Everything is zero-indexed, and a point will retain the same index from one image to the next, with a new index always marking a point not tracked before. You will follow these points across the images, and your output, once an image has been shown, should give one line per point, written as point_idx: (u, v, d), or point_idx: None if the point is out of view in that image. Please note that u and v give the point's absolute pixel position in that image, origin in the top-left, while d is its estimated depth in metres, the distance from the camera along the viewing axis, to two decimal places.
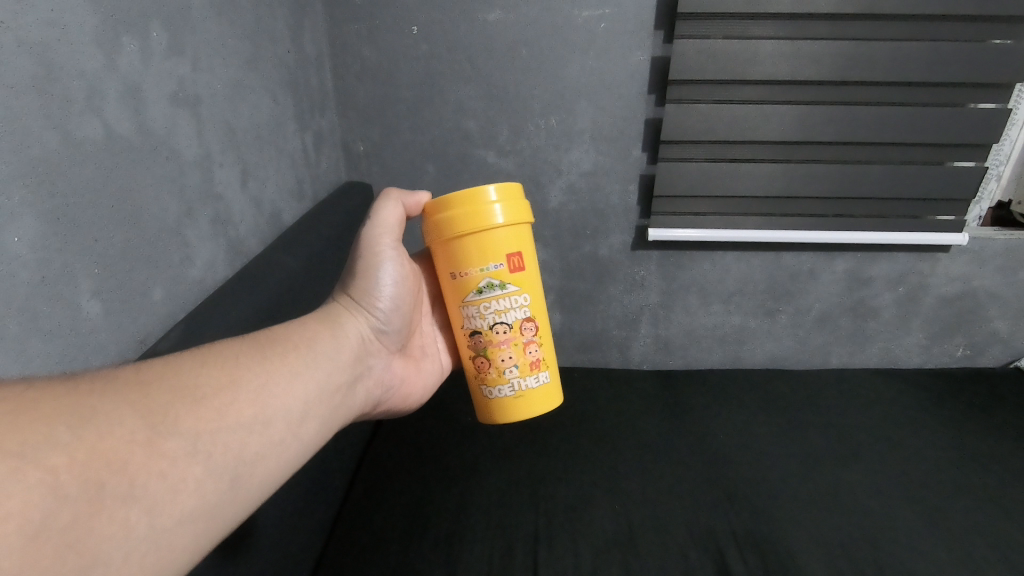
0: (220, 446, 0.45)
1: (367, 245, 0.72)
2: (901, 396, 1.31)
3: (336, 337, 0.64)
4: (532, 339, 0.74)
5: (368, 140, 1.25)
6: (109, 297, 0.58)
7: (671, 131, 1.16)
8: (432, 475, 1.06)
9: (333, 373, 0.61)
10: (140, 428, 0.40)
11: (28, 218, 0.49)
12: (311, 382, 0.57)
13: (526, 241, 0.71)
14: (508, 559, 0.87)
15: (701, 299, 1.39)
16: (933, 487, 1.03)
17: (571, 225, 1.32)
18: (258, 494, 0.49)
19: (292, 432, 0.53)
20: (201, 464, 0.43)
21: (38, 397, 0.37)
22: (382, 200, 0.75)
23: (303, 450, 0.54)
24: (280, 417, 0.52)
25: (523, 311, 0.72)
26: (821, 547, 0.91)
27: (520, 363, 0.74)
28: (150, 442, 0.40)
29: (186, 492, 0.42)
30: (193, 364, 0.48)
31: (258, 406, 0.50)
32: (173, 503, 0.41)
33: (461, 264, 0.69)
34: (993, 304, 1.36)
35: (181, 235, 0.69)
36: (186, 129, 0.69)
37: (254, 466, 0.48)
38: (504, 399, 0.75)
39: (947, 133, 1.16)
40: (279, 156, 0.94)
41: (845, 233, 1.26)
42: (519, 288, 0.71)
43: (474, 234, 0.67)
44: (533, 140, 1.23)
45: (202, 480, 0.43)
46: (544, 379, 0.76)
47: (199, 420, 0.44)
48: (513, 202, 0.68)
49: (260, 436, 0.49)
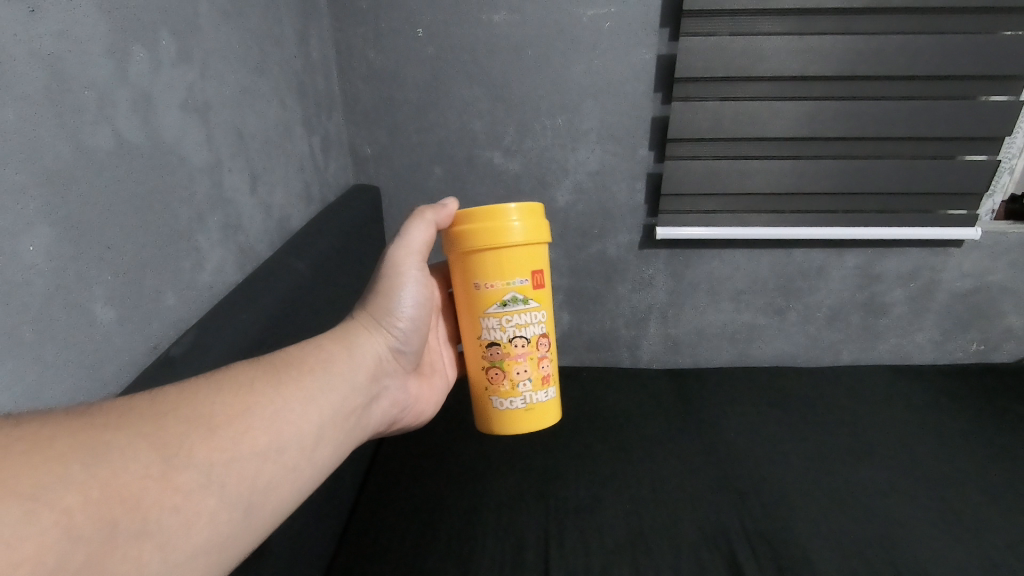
0: (234, 477, 0.46)
1: (393, 263, 0.73)
2: (913, 393, 1.30)
3: (353, 360, 0.64)
4: (545, 354, 0.75)
5: (375, 143, 1.25)
6: (122, 303, 0.58)
7: (679, 129, 1.16)
8: (443, 477, 1.06)
9: (348, 396, 0.61)
10: (154, 461, 0.41)
11: (42, 227, 0.49)
12: (325, 407, 0.57)
13: (545, 259, 0.72)
14: (521, 561, 0.87)
15: (710, 297, 1.38)
16: (949, 484, 1.02)
17: (578, 225, 1.32)
18: (270, 522, 0.49)
19: (306, 457, 0.53)
20: (214, 495, 0.44)
21: (53, 434, 0.38)
22: (414, 219, 0.74)
23: (315, 477, 0.55)
24: (294, 443, 0.52)
25: (540, 326, 0.73)
26: (835, 546, 0.90)
27: (533, 377, 0.75)
28: (163, 476, 0.41)
29: (199, 525, 0.42)
30: (209, 391, 0.48)
31: (272, 433, 0.50)
32: (185, 537, 0.41)
33: (486, 278, 0.69)
34: (1007, 298, 1.35)
35: (192, 241, 0.69)
36: (196, 136, 0.70)
37: (268, 494, 0.49)
38: (515, 411, 0.75)
39: (958, 127, 1.15)
40: (287, 160, 0.95)
41: (857, 229, 1.25)
42: (538, 303, 0.72)
43: (499, 249, 0.68)
44: (540, 141, 1.23)
45: (216, 511, 0.44)
46: (552, 394, 0.77)
47: (213, 451, 0.45)
48: (536, 221, 0.70)
49: (273, 463, 0.50)
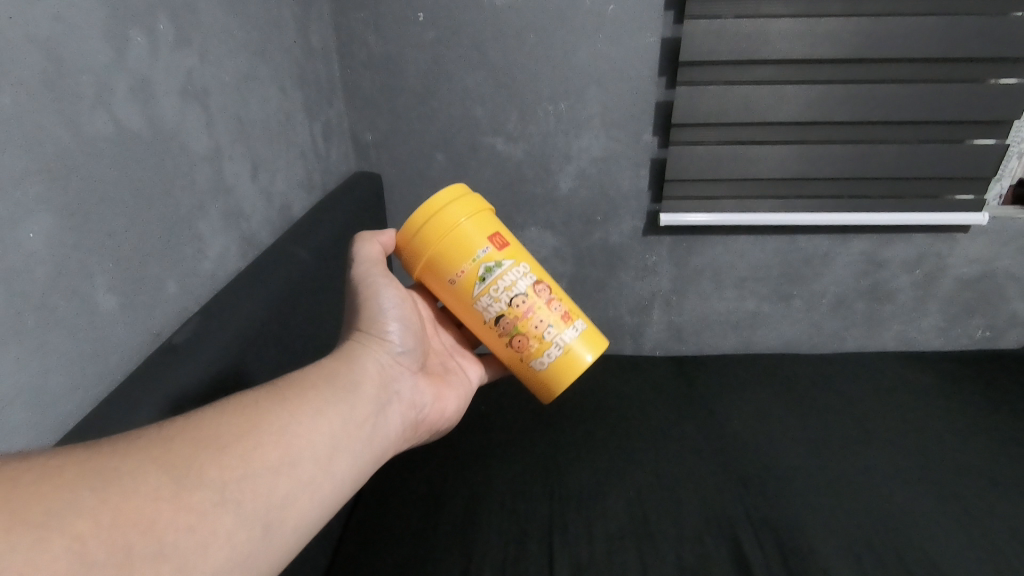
0: (249, 494, 0.46)
1: (360, 278, 0.74)
2: (918, 379, 1.30)
3: (354, 370, 0.64)
4: (548, 294, 0.74)
5: (377, 130, 1.24)
6: (125, 291, 0.58)
7: (683, 114, 1.15)
8: (446, 465, 1.07)
9: (359, 405, 0.61)
10: (165, 483, 0.41)
11: (43, 214, 0.49)
12: (335, 418, 0.57)
13: (495, 221, 0.73)
14: (525, 548, 0.88)
15: (714, 285, 1.38)
16: (954, 471, 1.02)
17: (582, 212, 1.31)
18: (294, 536, 0.49)
19: (322, 469, 0.53)
20: (231, 513, 0.44)
21: (62, 463, 0.38)
22: (357, 243, 0.77)
23: (337, 486, 0.55)
24: (307, 455, 0.52)
25: (528, 277, 0.73)
26: (839, 533, 0.90)
27: (553, 320, 0.74)
28: (175, 497, 0.41)
29: (218, 544, 0.42)
30: (213, 412, 0.49)
31: (282, 448, 0.50)
32: (204, 556, 0.41)
33: (454, 268, 0.70)
34: (1014, 284, 1.34)
35: (193, 229, 0.69)
36: (196, 123, 0.70)
37: (287, 508, 0.48)
38: (557, 360, 0.75)
39: (966, 111, 1.13)
40: (288, 148, 0.94)
41: (863, 214, 1.24)
42: (512, 258, 0.72)
43: (450, 237, 0.69)
44: (543, 127, 1.22)
45: (233, 529, 0.43)
46: (582, 325, 0.77)
47: (224, 470, 0.45)
48: (464, 196, 0.71)
49: (289, 477, 0.50)
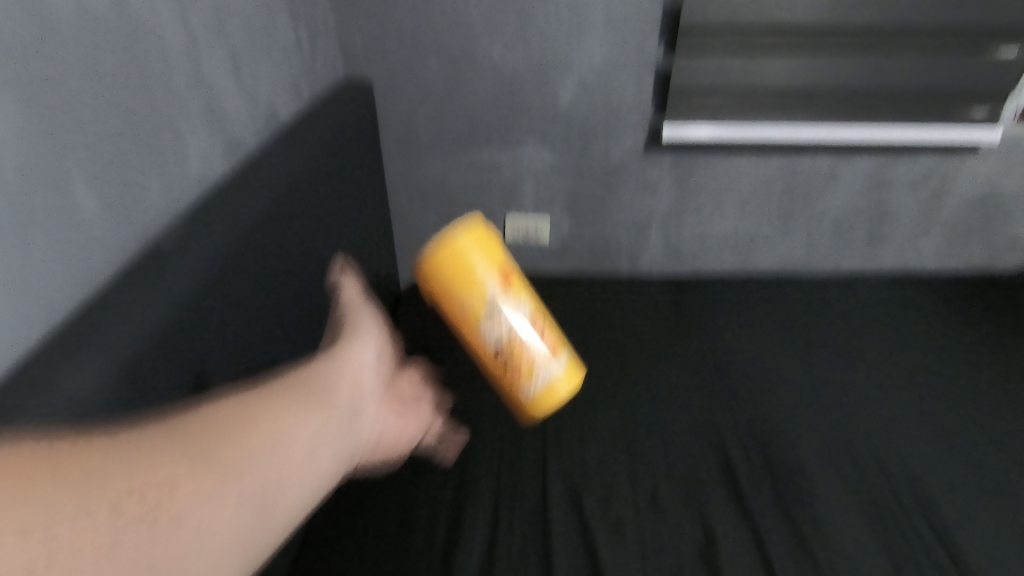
0: (270, 414, 0.42)
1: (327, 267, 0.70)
2: (912, 301, 1.30)
3: (350, 309, 0.60)
4: (541, 329, 0.71)
5: (366, 34, 1.17)
6: (106, 187, 0.56)
7: (692, 17, 1.08)
8: (441, 374, 1.08)
9: (366, 336, 0.57)
10: (165, 416, 0.37)
11: (11, 100, 0.46)
12: (341, 352, 0.53)
13: (507, 258, 0.70)
14: (520, 454, 0.92)
15: (714, 204, 1.35)
16: (938, 388, 1.05)
17: (581, 126, 1.26)
18: (329, 456, 0.45)
19: (341, 396, 0.49)
20: (255, 432, 0.40)
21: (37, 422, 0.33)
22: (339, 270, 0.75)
23: (359, 413, 0.51)
24: (321, 383, 0.48)
25: (525, 310, 0.69)
26: (821, 444, 0.94)
27: (539, 355, 0.71)
28: (183, 423, 0.37)
29: (246, 459, 0.38)
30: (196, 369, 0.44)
31: (291, 380, 0.46)
32: (235, 471, 0.37)
33: (451, 282, 0.68)
34: (1017, 207, 1.32)
35: (173, 126, 0.66)
36: (169, 11, 0.65)
37: (317, 428, 0.44)
38: (536, 394, 0.72)
39: (993, 17, 1.07)
40: (271, 47, 0.88)
41: (870, 130, 1.21)
42: (513, 295, 0.69)
43: (454, 261, 0.67)
44: (543, 31, 1.15)
45: (261, 447, 0.39)
46: (564, 363, 0.73)
47: (231, 398, 0.41)
48: (482, 230, 0.68)
49: (310, 400, 0.46)
